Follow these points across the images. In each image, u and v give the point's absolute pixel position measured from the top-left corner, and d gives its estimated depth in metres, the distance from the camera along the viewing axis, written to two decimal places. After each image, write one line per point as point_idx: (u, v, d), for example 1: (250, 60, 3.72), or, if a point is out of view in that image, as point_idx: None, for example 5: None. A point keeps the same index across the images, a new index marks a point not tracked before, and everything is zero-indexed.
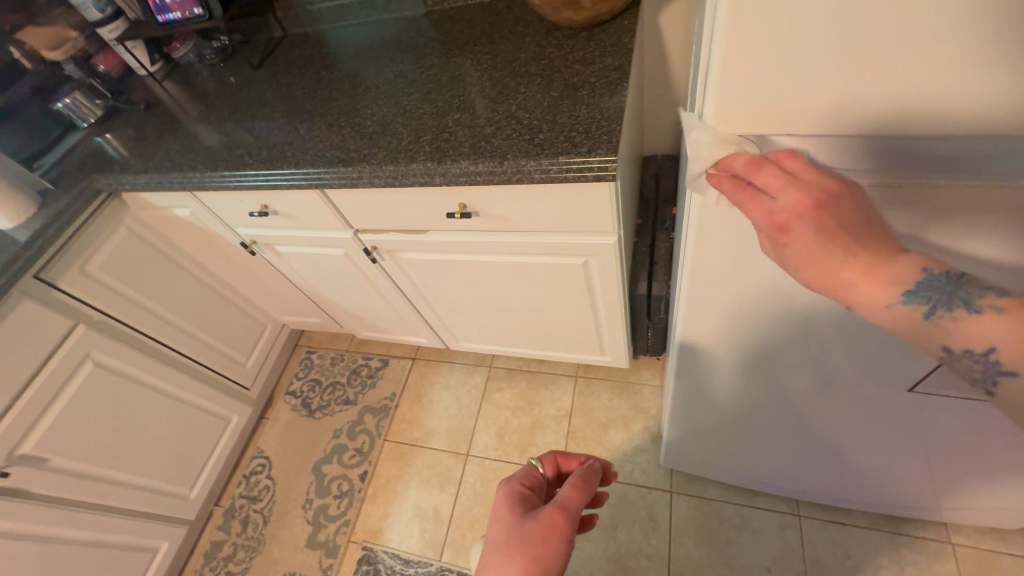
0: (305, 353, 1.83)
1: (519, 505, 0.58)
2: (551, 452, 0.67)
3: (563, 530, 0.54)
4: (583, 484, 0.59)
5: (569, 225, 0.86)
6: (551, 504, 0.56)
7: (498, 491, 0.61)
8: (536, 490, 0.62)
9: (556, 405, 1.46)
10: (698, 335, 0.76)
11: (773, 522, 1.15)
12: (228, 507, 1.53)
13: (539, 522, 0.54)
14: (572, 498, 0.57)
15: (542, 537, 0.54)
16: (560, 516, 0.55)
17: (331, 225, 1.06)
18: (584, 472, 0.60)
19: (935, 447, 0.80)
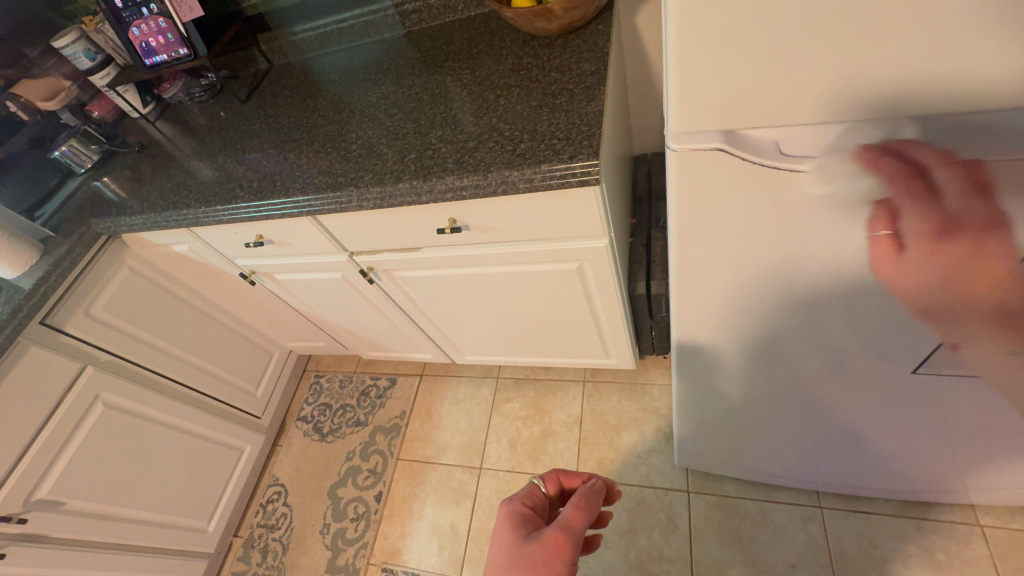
0: (314, 377, 1.84)
1: (521, 527, 0.58)
2: (553, 470, 0.67)
3: (566, 553, 0.54)
4: (587, 504, 0.58)
5: (560, 231, 0.86)
6: (554, 526, 0.56)
7: (499, 513, 0.60)
8: (538, 509, 0.62)
9: (566, 411, 1.45)
10: (697, 331, 0.75)
11: (795, 516, 1.13)
12: (247, 537, 1.53)
13: (541, 544, 0.54)
14: (574, 518, 0.56)
15: (544, 561, 0.53)
16: (563, 538, 0.54)
17: (326, 249, 1.07)
18: (587, 492, 0.60)
19: (950, 429, 0.78)
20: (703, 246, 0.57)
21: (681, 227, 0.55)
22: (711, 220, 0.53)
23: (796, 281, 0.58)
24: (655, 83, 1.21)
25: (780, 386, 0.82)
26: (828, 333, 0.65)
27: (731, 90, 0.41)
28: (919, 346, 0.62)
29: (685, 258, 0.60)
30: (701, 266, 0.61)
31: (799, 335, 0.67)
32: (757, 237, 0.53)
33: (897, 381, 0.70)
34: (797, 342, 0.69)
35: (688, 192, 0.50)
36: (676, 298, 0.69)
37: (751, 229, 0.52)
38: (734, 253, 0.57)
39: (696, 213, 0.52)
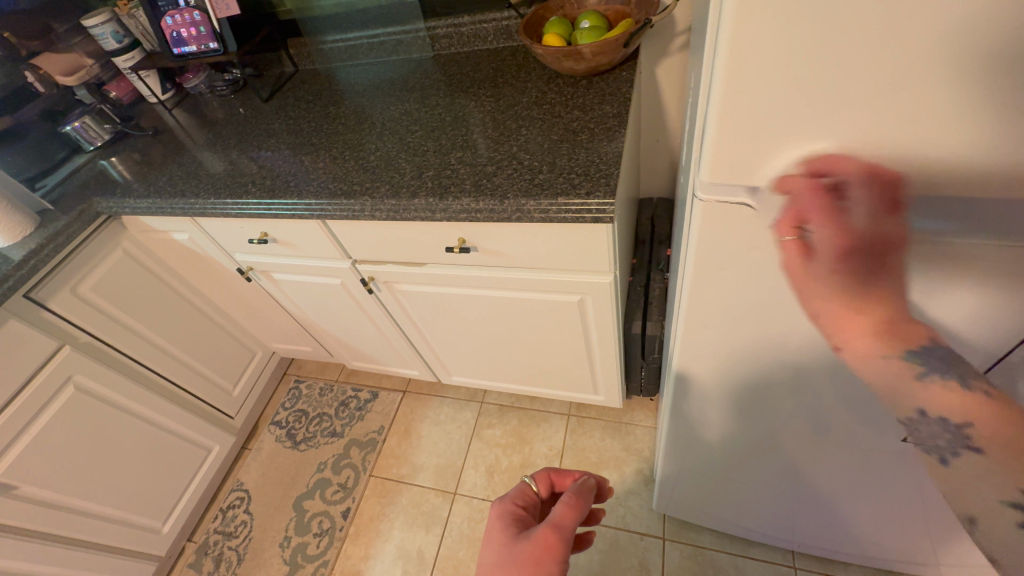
0: (293, 382, 1.79)
1: (512, 526, 0.57)
2: (545, 470, 0.65)
3: (557, 551, 0.53)
4: (577, 502, 0.57)
5: (566, 263, 0.87)
6: (544, 524, 0.55)
7: (490, 513, 0.60)
8: (529, 509, 0.61)
9: (547, 443, 1.43)
10: (693, 376, 0.76)
11: (769, 574, 1.12)
12: (202, 543, 1.46)
13: (532, 543, 0.53)
14: (565, 516, 0.56)
15: (535, 560, 0.52)
16: (553, 535, 0.54)
17: (329, 254, 1.06)
18: (578, 489, 0.59)
19: (931, 501, 0.78)
20: (713, 293, 0.58)
21: (694, 272, 0.56)
22: (725, 269, 0.54)
23: (795, 338, 0.59)
24: (668, 132, 1.26)
25: (769, 441, 0.83)
26: (825, 392, 0.66)
27: (761, 155, 0.43)
28: None
29: (693, 301, 0.61)
30: (709, 312, 0.61)
31: (793, 391, 0.69)
32: (766, 290, 0.55)
33: (884, 447, 0.71)
34: (791, 398, 0.70)
35: (708, 237, 0.51)
36: (678, 339, 0.70)
37: (763, 282, 0.54)
38: (741, 303, 0.58)
39: (712, 260, 0.54)
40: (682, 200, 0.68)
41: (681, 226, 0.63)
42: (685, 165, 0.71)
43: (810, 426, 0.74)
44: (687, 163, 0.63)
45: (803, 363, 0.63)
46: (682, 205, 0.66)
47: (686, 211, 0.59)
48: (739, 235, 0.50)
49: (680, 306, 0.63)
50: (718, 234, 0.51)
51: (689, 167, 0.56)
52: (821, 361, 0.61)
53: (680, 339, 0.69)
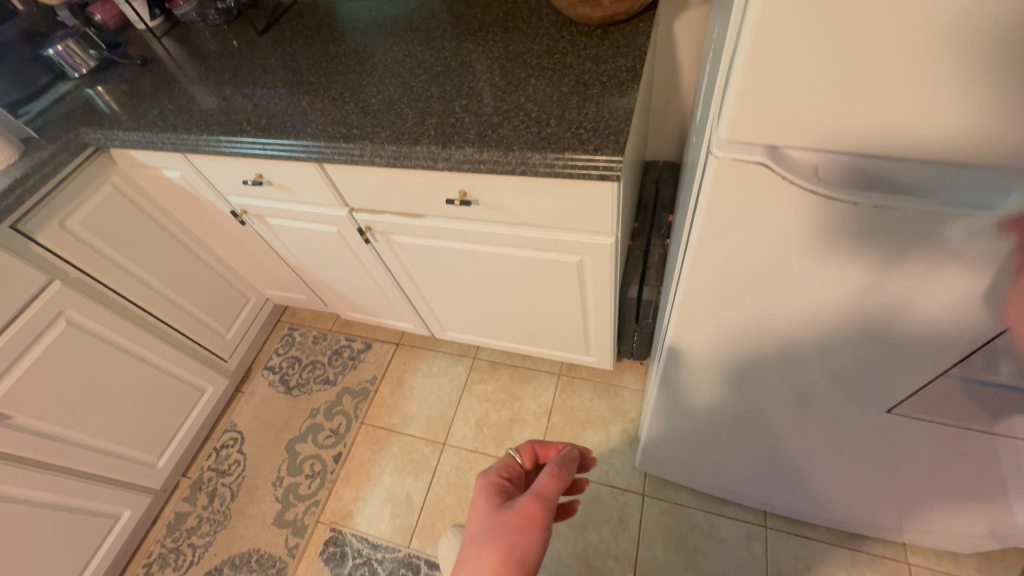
0: (287, 329, 1.80)
1: (496, 497, 0.59)
2: (528, 441, 0.67)
3: (540, 519, 0.55)
4: (560, 471, 0.59)
5: (569, 222, 0.86)
6: (527, 494, 0.56)
7: (475, 484, 0.61)
8: (514, 480, 0.63)
9: (536, 400, 1.46)
10: (687, 347, 0.76)
11: (740, 531, 1.17)
12: (196, 479, 1.50)
13: (515, 512, 0.55)
14: (548, 486, 0.57)
15: (518, 527, 0.54)
16: (536, 505, 0.55)
17: (326, 200, 1.04)
18: (561, 460, 0.61)
19: (901, 471, 0.82)
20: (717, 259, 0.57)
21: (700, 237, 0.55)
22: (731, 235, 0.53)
23: (793, 310, 0.59)
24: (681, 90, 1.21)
25: (754, 409, 0.84)
26: (817, 365, 0.66)
27: (782, 113, 0.41)
28: (895, 390, 0.64)
29: (695, 270, 0.60)
30: (710, 282, 0.60)
31: (785, 362, 0.69)
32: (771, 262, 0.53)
33: (866, 420, 0.73)
34: (782, 370, 0.71)
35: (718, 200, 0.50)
36: (676, 308, 0.69)
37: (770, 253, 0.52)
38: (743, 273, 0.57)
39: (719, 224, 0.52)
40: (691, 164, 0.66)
41: (689, 191, 0.61)
42: (697, 127, 0.69)
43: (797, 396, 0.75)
44: (701, 125, 0.60)
45: (798, 336, 0.63)
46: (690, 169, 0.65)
47: (695, 173, 0.57)
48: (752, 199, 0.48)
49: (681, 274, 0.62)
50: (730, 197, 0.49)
51: (703, 126, 0.54)
52: (817, 334, 0.61)
53: (678, 307, 0.68)
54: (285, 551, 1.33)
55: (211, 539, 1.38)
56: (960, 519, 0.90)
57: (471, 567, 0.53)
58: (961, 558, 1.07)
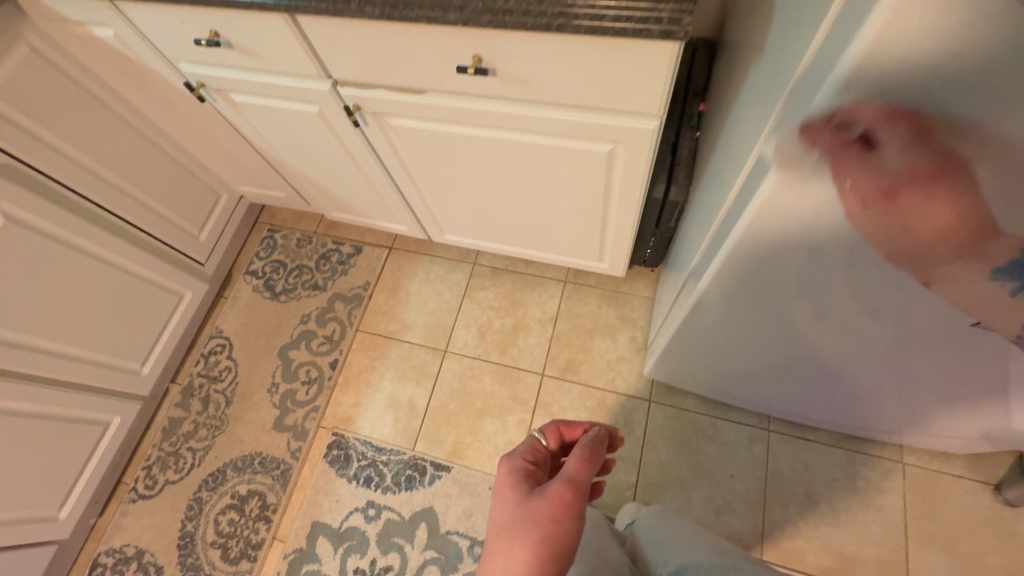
0: (267, 232, 1.64)
1: (525, 482, 0.56)
2: (552, 423, 0.65)
3: (573, 505, 0.52)
4: (591, 455, 0.56)
5: (608, 100, 0.70)
6: (559, 480, 0.54)
7: (500, 469, 0.58)
8: (540, 463, 0.60)
9: (541, 308, 1.39)
10: (741, 265, 0.65)
11: (744, 435, 1.19)
12: (186, 385, 1.44)
13: (548, 498, 0.52)
14: (579, 470, 0.54)
15: (551, 517, 0.51)
16: (570, 491, 0.53)
17: (303, 70, 0.84)
18: (590, 440, 0.58)
19: (928, 383, 0.79)
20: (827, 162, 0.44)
21: (815, 129, 0.42)
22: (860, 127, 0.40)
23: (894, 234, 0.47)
24: None
25: (795, 328, 0.77)
26: (897, 290, 0.57)
27: None
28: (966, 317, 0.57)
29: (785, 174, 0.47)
30: (807, 190, 0.48)
31: (850, 286, 0.59)
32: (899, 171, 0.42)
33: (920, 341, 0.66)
34: (842, 294, 0.62)
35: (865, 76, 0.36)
36: (740, 222, 0.58)
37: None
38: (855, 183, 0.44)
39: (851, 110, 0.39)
40: (788, 33, 0.51)
41: (793, 68, 0.47)
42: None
43: (848, 316, 0.67)
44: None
45: (890, 260, 0.52)
46: (791, 39, 0.49)
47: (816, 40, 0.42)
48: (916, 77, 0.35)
49: (767, 180, 0.49)
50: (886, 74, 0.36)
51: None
52: None
53: (745, 223, 0.56)
54: (287, 454, 1.32)
55: (209, 443, 1.36)
56: (965, 422, 0.91)
57: (503, 561, 0.50)
58: (953, 458, 1.11)
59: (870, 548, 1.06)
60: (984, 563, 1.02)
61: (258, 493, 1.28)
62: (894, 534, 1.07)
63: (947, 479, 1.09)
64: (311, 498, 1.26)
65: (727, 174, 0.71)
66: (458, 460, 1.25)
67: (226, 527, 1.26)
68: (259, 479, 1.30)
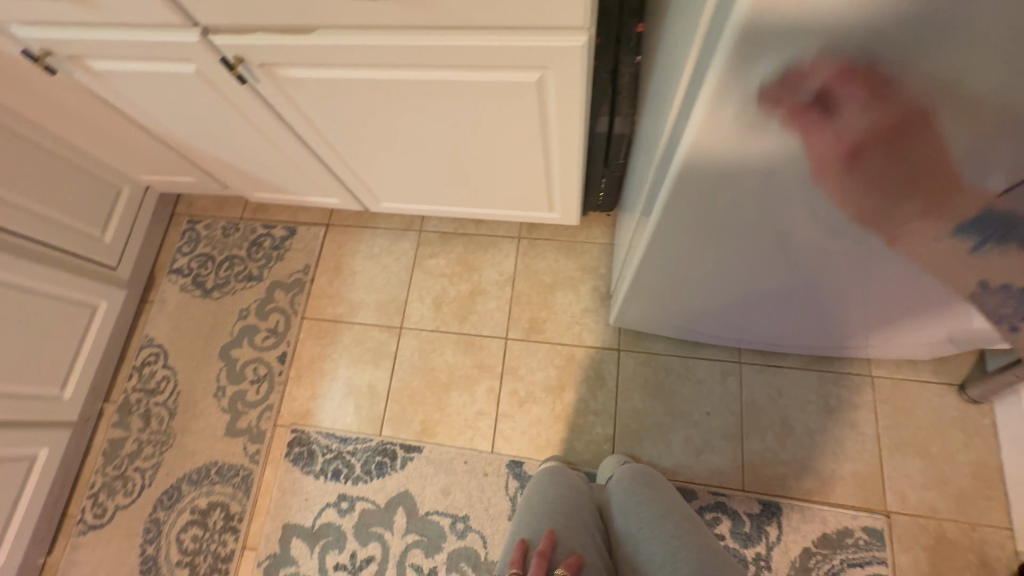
0: (186, 224, 1.48)
1: None
2: None
3: None
4: None
5: (526, 15, 0.60)
6: None
7: None
8: None
9: (497, 268, 1.31)
10: (688, 203, 0.60)
11: (716, 371, 1.16)
12: (122, 402, 1.32)
13: None
14: None
15: None
16: None
17: (161, 19, 0.69)
18: None
19: (892, 295, 0.76)
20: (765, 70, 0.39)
21: (742, 38, 0.37)
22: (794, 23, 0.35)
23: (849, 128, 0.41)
24: None
25: (752, 261, 0.74)
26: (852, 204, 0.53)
27: None
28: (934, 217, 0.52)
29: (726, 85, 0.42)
30: (748, 106, 0.43)
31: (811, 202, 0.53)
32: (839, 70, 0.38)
33: (887, 253, 0.61)
34: (803, 212, 0.56)
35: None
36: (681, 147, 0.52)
37: (848, 49, 0.36)
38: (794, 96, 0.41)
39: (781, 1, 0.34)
40: None
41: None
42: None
43: (812, 235, 0.62)
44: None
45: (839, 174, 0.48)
46: None
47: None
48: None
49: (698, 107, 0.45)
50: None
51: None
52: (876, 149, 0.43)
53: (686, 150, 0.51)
54: (246, 459, 1.23)
55: (158, 461, 1.25)
56: (931, 329, 0.89)
57: None
58: (919, 365, 1.11)
59: (847, 463, 1.07)
60: (954, 461, 1.04)
61: (220, 504, 1.20)
62: (868, 447, 1.07)
63: (915, 385, 1.10)
64: (278, 500, 1.18)
65: (663, 104, 0.65)
66: (429, 438, 1.19)
67: (191, 544, 1.17)
68: (219, 489, 1.21)
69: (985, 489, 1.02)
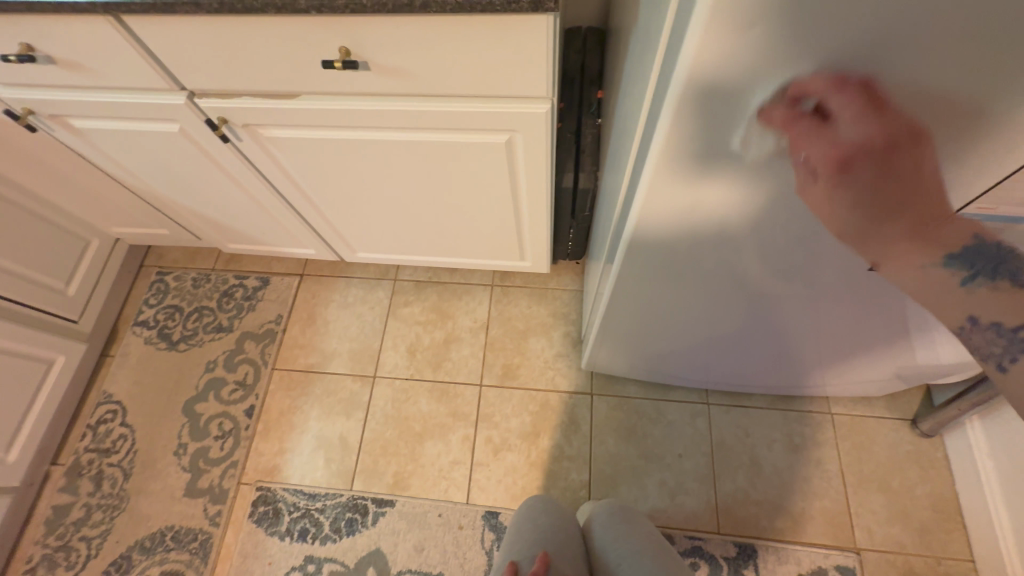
0: (155, 275, 1.46)
1: None
2: None
3: None
4: None
5: (494, 87, 0.66)
6: None
7: None
8: None
9: (471, 316, 1.33)
10: (647, 250, 0.65)
11: (686, 412, 1.19)
12: (72, 464, 1.24)
13: None
14: None
15: None
16: None
17: (150, 84, 0.73)
18: None
19: (837, 334, 0.82)
20: (699, 138, 0.45)
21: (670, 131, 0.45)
22: (717, 102, 0.41)
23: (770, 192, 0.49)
24: None
25: (712, 304, 0.78)
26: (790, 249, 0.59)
27: None
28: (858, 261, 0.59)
29: (661, 163, 0.49)
30: (679, 181, 0.51)
31: (751, 249, 0.60)
32: (759, 138, 0.44)
33: (825, 293, 0.68)
34: (746, 259, 0.62)
35: (711, 51, 0.37)
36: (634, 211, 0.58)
37: (764, 127, 0.42)
38: (716, 171, 0.48)
39: (704, 87, 0.40)
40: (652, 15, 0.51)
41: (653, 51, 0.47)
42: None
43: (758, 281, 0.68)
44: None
45: (775, 221, 0.54)
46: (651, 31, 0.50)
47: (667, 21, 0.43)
48: (752, 49, 0.36)
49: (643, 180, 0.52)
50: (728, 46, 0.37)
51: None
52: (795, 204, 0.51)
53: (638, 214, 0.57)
54: (206, 521, 1.16)
55: (108, 527, 1.17)
56: (876, 365, 0.96)
57: None
58: (873, 401, 1.17)
59: (815, 501, 1.10)
60: (914, 495, 1.08)
61: (174, 573, 1.12)
62: (833, 484, 1.11)
63: (871, 421, 1.15)
64: (238, 566, 1.11)
65: (621, 160, 0.71)
66: (402, 491, 1.16)
67: None
68: (174, 556, 1.13)
69: (945, 521, 1.05)
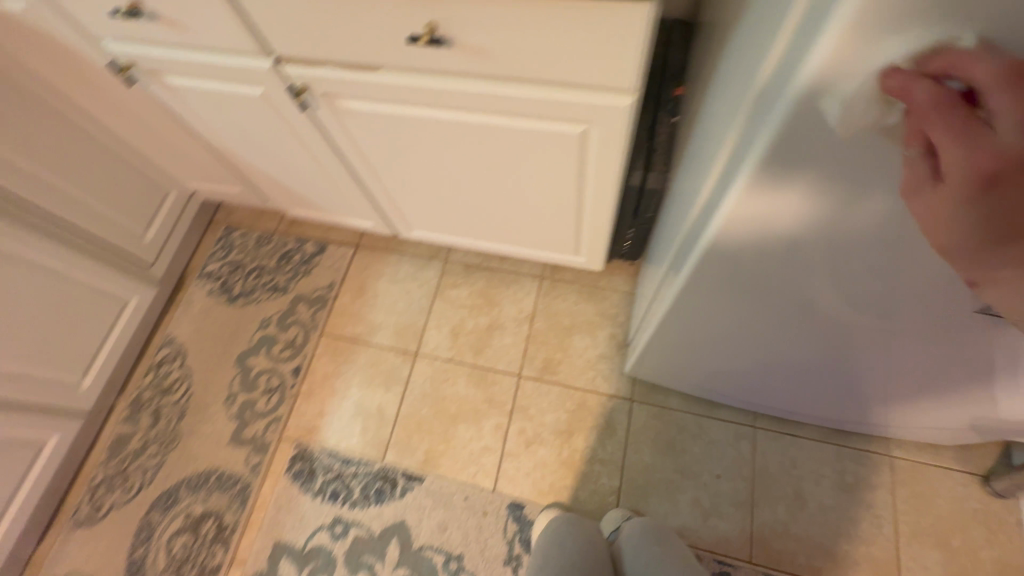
0: (223, 231, 1.53)
1: None
2: None
3: None
4: None
5: (577, 75, 0.63)
6: None
7: None
8: None
9: (517, 305, 1.32)
10: (717, 263, 0.61)
11: (729, 433, 1.14)
12: (135, 398, 1.33)
13: None
14: None
15: None
16: None
17: (240, 46, 0.75)
18: None
19: (913, 373, 0.75)
20: (799, 158, 0.41)
21: (775, 144, 0.40)
22: (831, 120, 0.37)
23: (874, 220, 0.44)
24: None
25: (777, 328, 0.73)
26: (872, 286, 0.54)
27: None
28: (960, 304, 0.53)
29: (757, 179, 0.44)
30: (772, 200, 0.46)
31: (839, 277, 0.55)
32: (867, 169, 0.39)
33: (912, 331, 0.62)
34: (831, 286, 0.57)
35: (845, 56, 0.32)
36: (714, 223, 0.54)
37: (885, 154, 0.38)
38: (818, 194, 0.44)
39: (820, 103, 0.36)
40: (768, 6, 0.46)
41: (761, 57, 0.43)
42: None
43: (837, 309, 0.63)
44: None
45: (864, 255, 0.49)
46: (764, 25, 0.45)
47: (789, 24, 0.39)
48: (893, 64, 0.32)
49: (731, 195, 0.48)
50: (858, 60, 0.33)
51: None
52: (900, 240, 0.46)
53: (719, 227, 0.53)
54: (247, 469, 1.22)
55: (161, 461, 1.25)
56: (950, 412, 0.88)
57: None
58: (941, 450, 1.08)
59: (860, 546, 1.03)
60: (975, 558, 0.99)
61: (215, 514, 1.18)
62: (883, 531, 1.03)
63: (936, 472, 1.06)
64: (273, 516, 1.17)
65: (695, 168, 0.67)
66: (431, 469, 1.18)
67: (180, 551, 1.16)
68: (216, 497, 1.20)
69: None
